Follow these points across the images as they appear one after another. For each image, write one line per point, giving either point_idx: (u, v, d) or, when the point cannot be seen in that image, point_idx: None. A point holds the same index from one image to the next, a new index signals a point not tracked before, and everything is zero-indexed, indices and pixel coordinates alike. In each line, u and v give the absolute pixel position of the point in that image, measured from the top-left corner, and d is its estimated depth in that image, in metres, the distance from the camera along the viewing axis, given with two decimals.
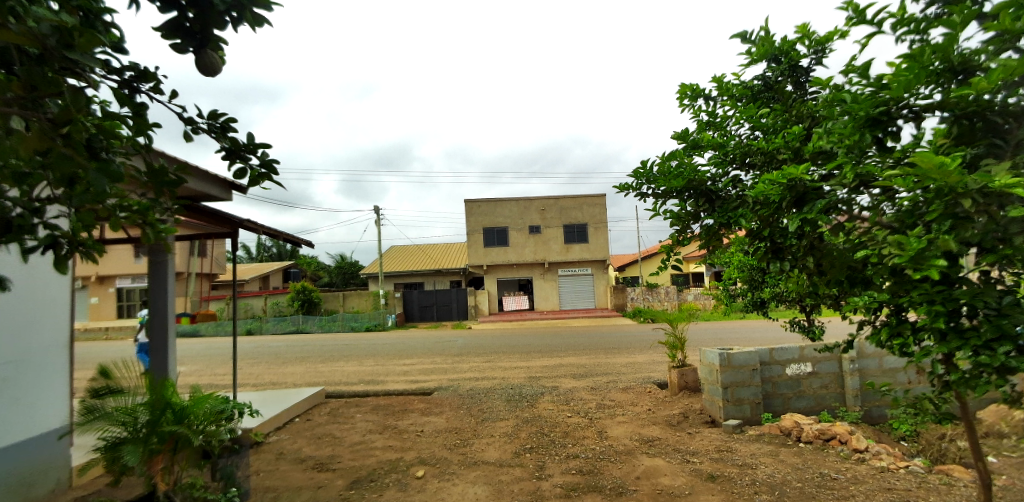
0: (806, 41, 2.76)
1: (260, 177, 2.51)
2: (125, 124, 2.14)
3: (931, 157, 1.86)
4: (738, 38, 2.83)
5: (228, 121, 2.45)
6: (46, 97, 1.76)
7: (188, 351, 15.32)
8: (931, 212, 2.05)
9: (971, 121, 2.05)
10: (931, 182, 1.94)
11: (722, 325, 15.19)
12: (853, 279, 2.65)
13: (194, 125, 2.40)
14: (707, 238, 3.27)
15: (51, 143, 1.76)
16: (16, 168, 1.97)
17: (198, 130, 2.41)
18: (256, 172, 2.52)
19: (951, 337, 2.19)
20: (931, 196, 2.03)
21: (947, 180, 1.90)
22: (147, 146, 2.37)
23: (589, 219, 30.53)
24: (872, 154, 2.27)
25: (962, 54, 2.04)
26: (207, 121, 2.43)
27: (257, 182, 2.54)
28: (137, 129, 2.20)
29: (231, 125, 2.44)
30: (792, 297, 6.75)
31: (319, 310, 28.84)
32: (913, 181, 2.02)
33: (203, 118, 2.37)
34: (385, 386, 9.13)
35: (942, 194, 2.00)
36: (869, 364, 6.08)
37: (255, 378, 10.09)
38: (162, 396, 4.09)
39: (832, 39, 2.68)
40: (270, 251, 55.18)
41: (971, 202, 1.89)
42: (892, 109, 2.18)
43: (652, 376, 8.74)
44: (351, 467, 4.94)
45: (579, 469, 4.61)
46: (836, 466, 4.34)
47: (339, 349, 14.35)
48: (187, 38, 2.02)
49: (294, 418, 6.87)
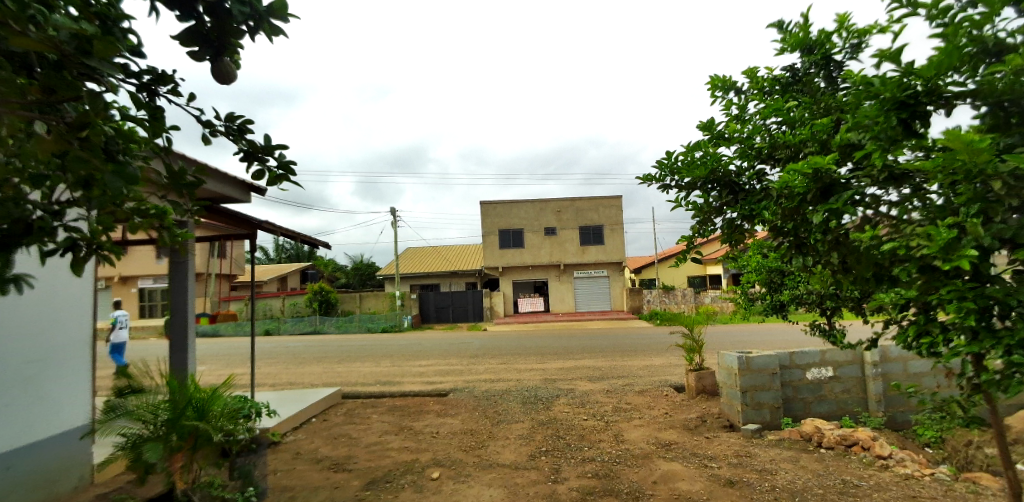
0: (843, 33, 2.72)
1: (277, 178, 2.52)
2: (143, 127, 2.17)
3: (961, 135, 1.90)
4: (773, 27, 2.84)
5: (245, 124, 2.47)
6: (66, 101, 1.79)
7: (209, 351, 15.60)
8: (961, 198, 2.02)
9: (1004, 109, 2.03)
10: (959, 164, 1.95)
11: (741, 328, 14.99)
12: (880, 277, 2.61)
13: (212, 127, 2.43)
14: (729, 235, 3.22)
15: (67, 146, 1.81)
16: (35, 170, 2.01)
17: (215, 133, 2.43)
18: (273, 173, 2.53)
19: (983, 336, 2.15)
20: (961, 183, 2.00)
21: (975, 161, 1.90)
22: (166, 149, 2.40)
23: (605, 221, 30.36)
24: (901, 142, 2.24)
25: (996, 39, 2.00)
26: (225, 124, 2.44)
27: (274, 183, 2.55)
28: (154, 131, 2.22)
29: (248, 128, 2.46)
30: (813, 299, 6.63)
31: (336, 311, 29.15)
32: (942, 168, 2.00)
33: (220, 120, 2.39)
34: (401, 387, 9.19)
35: (973, 179, 1.97)
36: (893, 368, 5.95)
37: (274, 378, 10.23)
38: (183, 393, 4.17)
39: (869, 32, 2.64)
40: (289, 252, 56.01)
41: (1000, 186, 1.90)
42: (922, 94, 2.16)
43: (668, 379, 8.66)
44: (367, 467, 4.97)
45: (595, 472, 4.57)
46: (858, 473, 4.24)
47: (356, 350, 14.49)
48: (204, 46, 2.05)
49: (311, 418, 6.95)
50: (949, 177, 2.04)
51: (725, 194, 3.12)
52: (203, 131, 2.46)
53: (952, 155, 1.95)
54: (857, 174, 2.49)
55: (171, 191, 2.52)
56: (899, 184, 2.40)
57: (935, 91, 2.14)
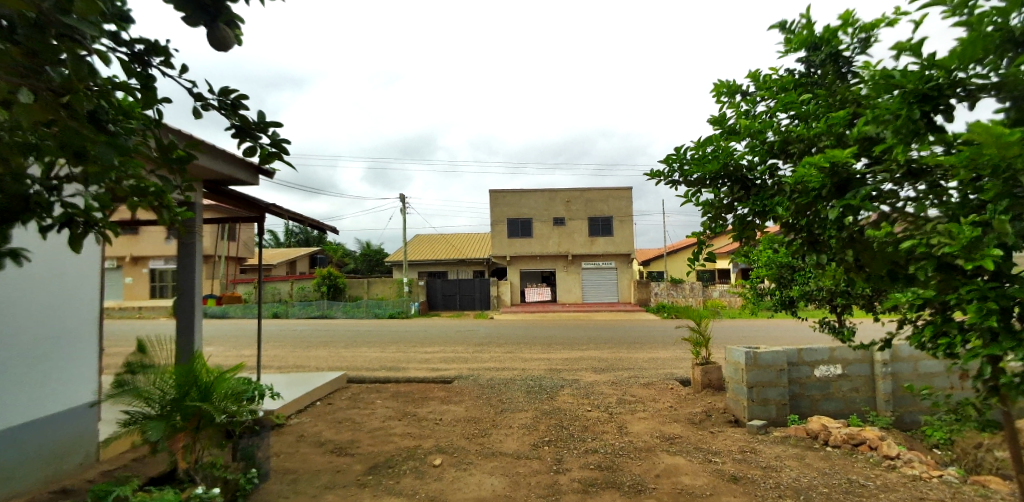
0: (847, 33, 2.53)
1: (271, 156, 2.48)
2: (134, 96, 2.14)
3: (990, 128, 1.78)
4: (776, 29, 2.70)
5: (240, 99, 2.41)
6: (51, 66, 1.76)
7: (219, 332, 15.79)
8: (988, 192, 1.94)
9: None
10: (986, 157, 1.87)
11: (749, 323, 14.90)
12: (895, 275, 2.53)
13: (204, 101, 2.37)
14: (740, 230, 3.15)
15: (54, 114, 1.83)
16: (26, 140, 1.99)
17: (208, 107, 2.38)
18: (267, 150, 2.49)
19: (1004, 337, 2.09)
20: (988, 173, 1.93)
21: (1005, 154, 1.81)
22: (157, 122, 2.37)
23: (614, 212, 30.16)
24: (922, 135, 2.16)
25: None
26: (219, 99, 2.39)
27: (268, 161, 2.50)
28: (146, 102, 2.18)
29: (242, 103, 2.40)
30: (823, 296, 6.55)
31: (344, 296, 29.34)
32: (967, 161, 1.92)
33: (214, 94, 2.34)
34: (406, 373, 9.23)
35: (1000, 171, 1.90)
36: (903, 368, 5.87)
37: (281, 360, 10.33)
38: (188, 373, 4.20)
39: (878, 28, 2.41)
40: (299, 237, 56.48)
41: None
42: (944, 84, 2.08)
43: (674, 372, 8.63)
44: (370, 453, 4.99)
45: (598, 464, 4.55)
46: (864, 473, 4.18)
47: (363, 335, 14.58)
48: (198, 11, 2.00)
49: (316, 401, 7.01)
50: (974, 170, 1.96)
51: (736, 189, 3.03)
52: (194, 104, 2.41)
53: (978, 149, 1.85)
54: (874, 169, 2.41)
55: (161, 165, 2.52)
56: (917, 180, 2.34)
57: (958, 81, 2.06)
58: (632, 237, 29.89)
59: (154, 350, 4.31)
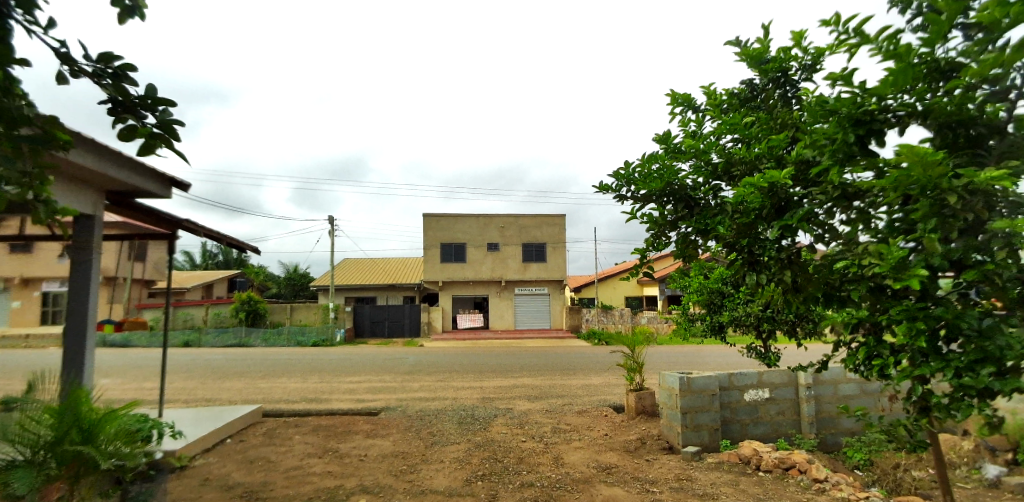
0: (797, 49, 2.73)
1: (153, 138, 2.08)
2: None
3: (918, 149, 1.81)
4: (731, 45, 2.93)
5: (124, 69, 2.02)
6: None
7: (110, 363, 14.02)
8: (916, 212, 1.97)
9: (952, 130, 2.03)
10: (914, 180, 1.88)
11: (676, 349, 15.40)
12: (829, 297, 2.55)
13: (75, 66, 1.97)
14: (682, 250, 3.12)
15: None
16: None
17: (80, 73, 1.97)
18: (150, 132, 2.09)
19: (933, 358, 2.10)
20: (916, 196, 1.95)
21: (931, 176, 1.84)
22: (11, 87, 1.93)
23: (548, 239, 30.60)
24: (855, 158, 2.19)
25: (946, 57, 1.96)
26: (95, 65, 1.99)
27: (149, 145, 2.10)
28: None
29: (127, 75, 2.02)
30: (750, 322, 6.91)
31: (264, 322, 27.35)
32: (898, 182, 1.94)
33: (88, 59, 1.95)
34: (329, 404, 8.54)
35: (928, 192, 1.92)
36: (824, 391, 6.25)
37: (182, 393, 9.24)
38: (72, 409, 3.54)
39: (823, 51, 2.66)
40: (215, 258, 52.50)
41: (958, 200, 1.82)
42: (875, 109, 2.11)
43: (608, 399, 8.61)
44: (284, 496, 4.42)
45: (534, 499, 4.30)
46: (797, 498, 4.23)
47: (280, 364, 13.48)
48: None
49: (226, 438, 6.24)
50: (903, 192, 1.98)
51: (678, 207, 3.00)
52: (62, 69, 1.99)
53: (908, 170, 1.89)
54: (810, 192, 2.44)
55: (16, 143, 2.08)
56: (850, 203, 2.37)
57: (887, 108, 2.11)
58: (565, 264, 30.40)
59: (41, 384, 3.87)
